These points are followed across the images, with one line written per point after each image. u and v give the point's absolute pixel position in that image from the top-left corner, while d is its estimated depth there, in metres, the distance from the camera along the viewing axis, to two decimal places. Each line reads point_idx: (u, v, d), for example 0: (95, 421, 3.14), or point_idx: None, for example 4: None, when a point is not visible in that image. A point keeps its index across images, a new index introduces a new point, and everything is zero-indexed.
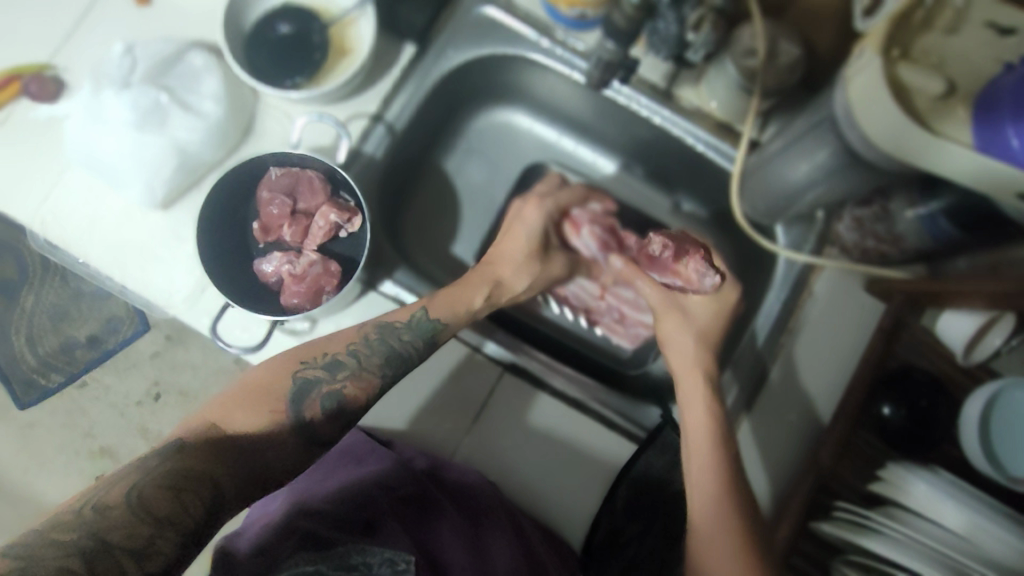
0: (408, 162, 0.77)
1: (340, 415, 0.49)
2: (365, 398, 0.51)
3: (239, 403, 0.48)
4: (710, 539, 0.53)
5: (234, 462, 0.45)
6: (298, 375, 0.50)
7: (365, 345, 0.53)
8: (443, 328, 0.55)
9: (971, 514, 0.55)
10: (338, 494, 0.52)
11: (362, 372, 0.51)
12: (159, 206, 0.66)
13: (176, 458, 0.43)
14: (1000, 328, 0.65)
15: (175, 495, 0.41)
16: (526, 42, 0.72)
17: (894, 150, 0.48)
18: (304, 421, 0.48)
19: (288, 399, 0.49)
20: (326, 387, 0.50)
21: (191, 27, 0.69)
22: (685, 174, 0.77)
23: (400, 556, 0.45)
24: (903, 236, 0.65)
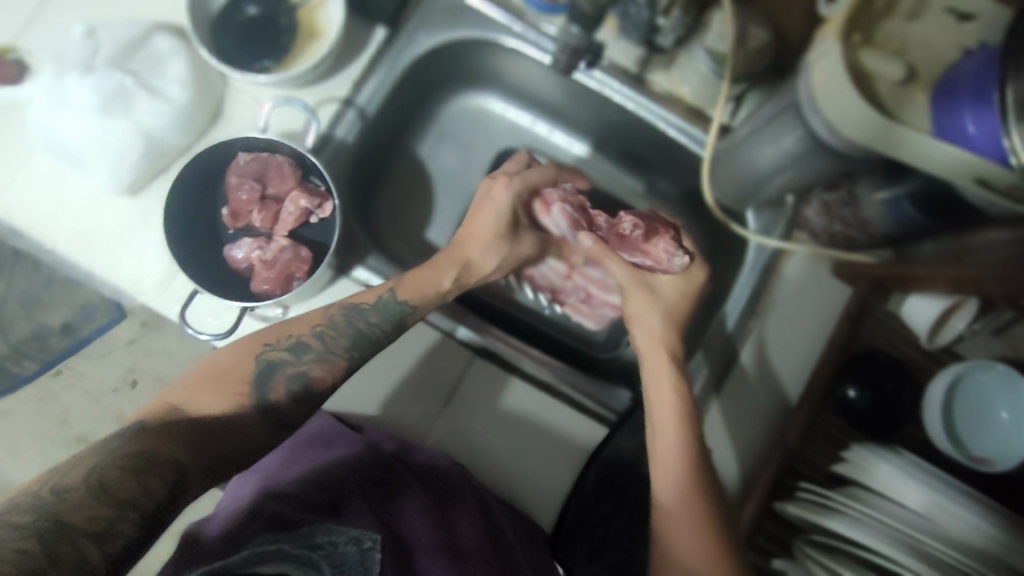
0: (380, 147, 0.77)
1: (306, 397, 0.50)
2: (331, 379, 0.52)
3: (202, 386, 0.48)
4: (672, 514, 0.54)
5: (198, 445, 0.44)
6: (262, 356, 0.50)
7: (332, 328, 0.53)
8: (410, 310, 0.55)
9: (932, 493, 0.56)
10: (307, 475, 0.52)
11: (329, 355, 0.52)
12: (126, 192, 0.65)
13: (138, 440, 0.42)
14: (963, 313, 0.66)
15: (137, 478, 0.41)
16: (497, 26, 0.71)
17: (857, 135, 0.48)
18: (269, 403, 0.49)
19: (253, 378, 0.49)
20: (291, 369, 0.50)
21: (156, 9, 0.68)
22: (657, 159, 0.78)
23: (366, 535, 0.46)
24: (869, 219, 0.67)
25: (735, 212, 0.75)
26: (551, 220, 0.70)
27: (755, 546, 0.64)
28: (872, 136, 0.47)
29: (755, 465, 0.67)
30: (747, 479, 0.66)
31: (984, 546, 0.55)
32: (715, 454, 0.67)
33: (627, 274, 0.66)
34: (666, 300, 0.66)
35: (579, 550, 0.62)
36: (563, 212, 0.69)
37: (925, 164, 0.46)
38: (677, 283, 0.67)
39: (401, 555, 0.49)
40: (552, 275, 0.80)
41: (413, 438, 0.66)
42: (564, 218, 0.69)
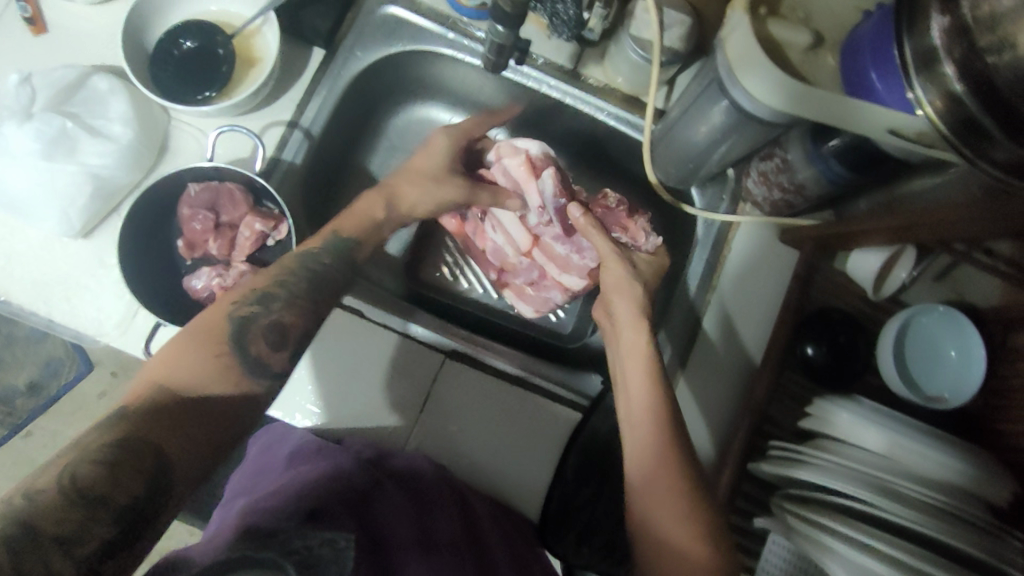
0: (330, 165, 0.78)
1: (283, 344, 0.54)
2: (303, 322, 0.56)
3: (178, 357, 0.50)
4: (663, 496, 0.54)
5: (184, 432, 0.47)
6: (234, 313, 0.53)
7: (294, 277, 0.57)
8: (355, 248, 0.62)
9: (891, 434, 0.59)
10: (285, 487, 0.51)
11: (306, 334, 0.56)
12: (79, 235, 0.65)
13: (124, 428, 0.45)
14: (904, 262, 0.71)
15: (111, 474, 0.43)
16: (431, 37, 0.74)
17: (789, 108, 0.49)
18: (249, 368, 0.52)
19: (230, 343, 0.52)
20: (264, 320, 0.54)
21: (93, 52, 0.68)
22: (602, 149, 0.81)
23: (342, 534, 0.43)
24: (804, 184, 0.67)
25: (681, 191, 0.78)
26: (536, 189, 0.72)
27: (736, 509, 0.66)
28: (802, 100, 0.48)
29: (727, 430, 0.69)
30: (720, 445, 0.69)
31: (947, 479, 0.58)
32: (688, 425, 0.69)
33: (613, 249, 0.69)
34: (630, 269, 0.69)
35: (568, 533, 0.66)
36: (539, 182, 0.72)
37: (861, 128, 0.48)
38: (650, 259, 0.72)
39: (377, 556, 0.49)
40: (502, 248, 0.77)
41: (392, 445, 0.66)
42: (548, 190, 0.72)
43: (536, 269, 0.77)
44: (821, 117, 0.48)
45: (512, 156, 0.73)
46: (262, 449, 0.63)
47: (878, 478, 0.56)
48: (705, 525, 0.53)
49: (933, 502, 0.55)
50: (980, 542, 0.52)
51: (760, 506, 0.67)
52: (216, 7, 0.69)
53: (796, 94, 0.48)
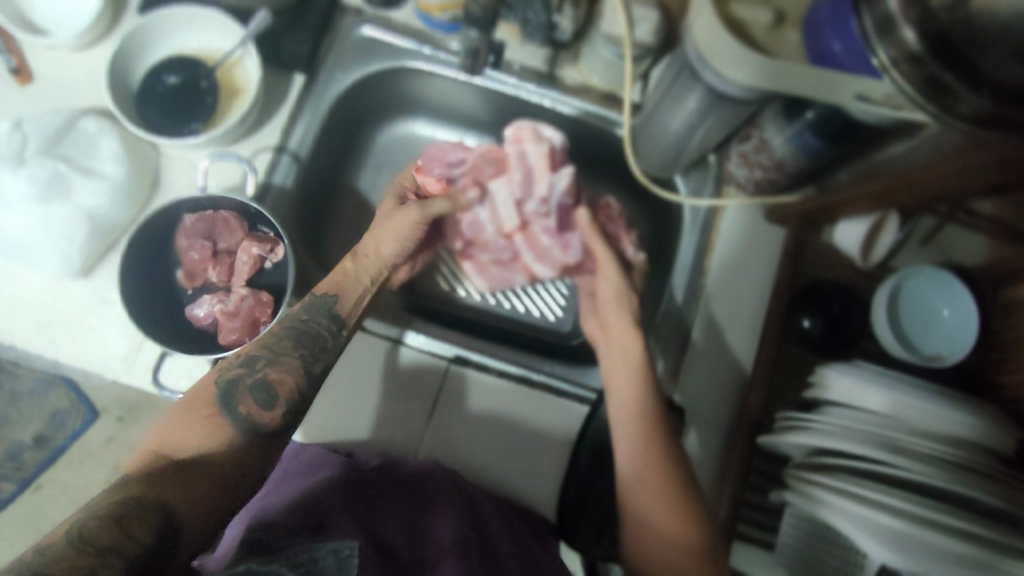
0: (320, 188, 0.79)
1: (274, 402, 0.51)
2: (290, 380, 0.52)
3: (178, 425, 0.48)
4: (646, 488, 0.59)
5: (189, 487, 0.44)
6: (222, 377, 0.51)
7: (277, 337, 0.55)
8: (337, 301, 0.59)
9: (892, 393, 0.59)
10: (289, 505, 0.52)
11: (279, 359, 0.53)
12: (79, 274, 0.66)
13: (123, 493, 0.42)
14: (889, 227, 0.73)
15: (119, 526, 0.40)
16: (408, 53, 0.76)
17: (764, 83, 0.51)
18: (248, 421, 0.49)
19: (219, 402, 0.49)
20: (250, 380, 0.51)
21: (80, 97, 0.70)
22: (584, 148, 0.83)
23: (344, 543, 0.42)
24: (783, 159, 0.68)
25: (665, 181, 0.80)
26: (549, 181, 0.77)
27: (750, 486, 0.68)
28: (769, 75, 0.50)
29: (734, 409, 0.71)
30: (730, 424, 0.70)
31: (952, 432, 0.58)
32: (692, 408, 0.71)
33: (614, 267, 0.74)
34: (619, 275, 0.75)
35: (589, 526, 0.65)
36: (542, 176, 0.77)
37: (822, 95, 0.50)
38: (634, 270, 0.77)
39: (386, 560, 0.49)
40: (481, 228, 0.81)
41: (404, 453, 0.68)
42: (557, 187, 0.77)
43: (507, 251, 0.81)
44: (791, 88, 0.50)
45: (535, 142, 0.75)
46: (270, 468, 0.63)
47: (883, 435, 0.57)
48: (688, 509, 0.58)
49: (939, 454, 0.55)
50: (991, 489, 0.52)
51: (775, 479, 0.68)
52: (196, 43, 0.70)
53: (768, 69, 0.50)
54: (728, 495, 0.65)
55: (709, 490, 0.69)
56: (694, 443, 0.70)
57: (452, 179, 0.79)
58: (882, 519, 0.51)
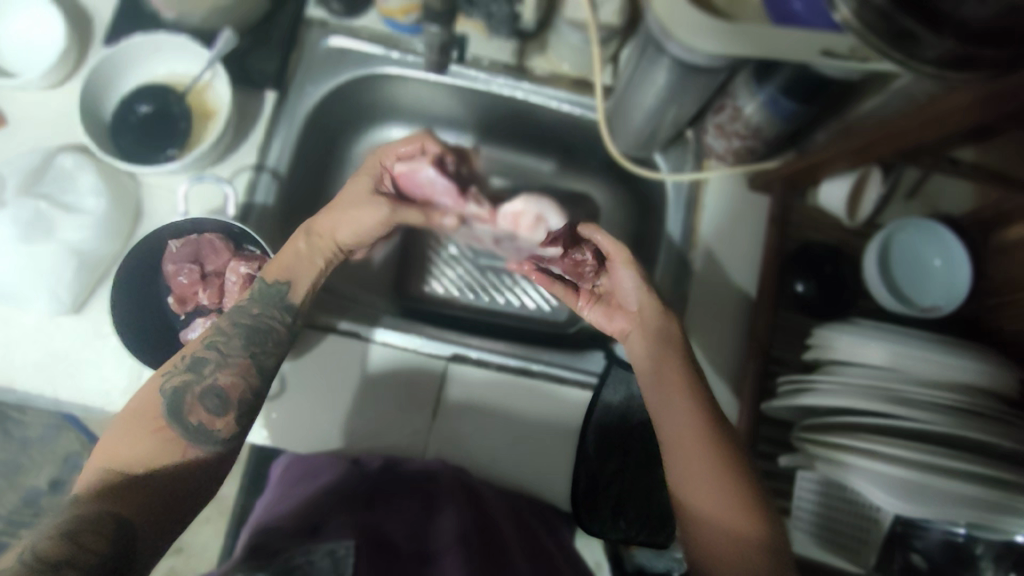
0: (303, 202, 0.80)
1: (226, 407, 0.53)
2: (242, 383, 0.55)
3: (126, 437, 0.51)
4: (693, 463, 0.50)
5: (138, 499, 0.47)
6: (167, 388, 0.53)
7: (224, 336, 0.56)
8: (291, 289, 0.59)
9: (893, 346, 0.59)
10: (293, 512, 0.57)
11: (227, 360, 0.55)
12: (70, 310, 0.66)
13: (76, 509, 0.46)
14: (873, 183, 0.72)
15: (79, 537, 0.44)
16: (377, 60, 0.77)
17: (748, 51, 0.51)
18: (196, 427, 0.52)
19: (166, 413, 0.52)
20: (198, 388, 0.54)
21: (55, 135, 0.70)
22: (561, 136, 0.83)
23: (339, 545, 0.53)
24: (760, 127, 0.68)
25: (645, 160, 0.80)
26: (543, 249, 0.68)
27: (760, 455, 0.67)
28: (743, 43, 0.51)
29: (737, 379, 0.71)
30: (734, 395, 0.70)
31: (956, 379, 0.57)
32: None
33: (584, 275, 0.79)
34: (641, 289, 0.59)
35: (603, 508, 0.65)
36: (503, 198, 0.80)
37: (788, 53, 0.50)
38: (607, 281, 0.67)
39: (383, 551, 0.55)
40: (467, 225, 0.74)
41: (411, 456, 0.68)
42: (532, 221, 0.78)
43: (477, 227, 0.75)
44: (761, 50, 0.50)
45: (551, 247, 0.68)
46: (282, 480, 0.66)
47: (886, 388, 0.56)
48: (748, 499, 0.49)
49: (944, 402, 0.55)
50: (998, 431, 0.52)
51: (783, 445, 0.68)
52: (164, 70, 0.71)
53: (736, 37, 0.50)
54: None
55: None
56: None
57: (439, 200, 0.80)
58: (886, 469, 0.51)
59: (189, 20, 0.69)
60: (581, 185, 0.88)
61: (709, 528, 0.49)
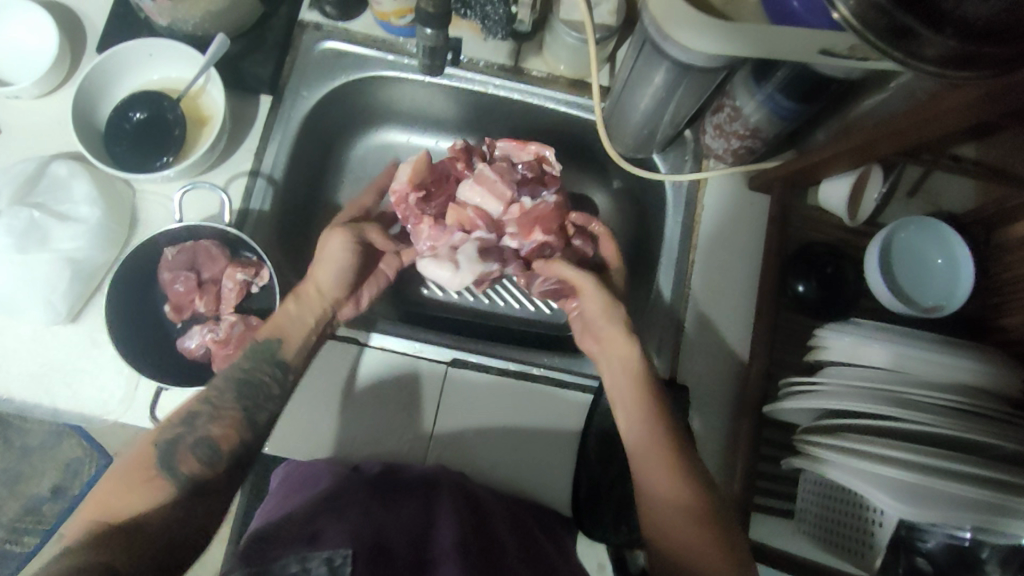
0: (300, 207, 0.79)
1: (217, 458, 0.56)
2: (234, 435, 0.58)
3: (118, 492, 0.52)
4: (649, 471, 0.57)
5: (134, 548, 0.48)
6: (158, 443, 0.55)
7: (217, 391, 0.59)
8: (279, 344, 0.63)
9: (895, 347, 0.58)
10: (291, 520, 0.56)
11: (220, 413, 0.58)
12: (66, 319, 0.66)
13: (66, 558, 0.46)
14: (873, 181, 0.73)
15: None
16: (372, 62, 0.76)
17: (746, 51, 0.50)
18: (188, 477, 0.54)
19: (157, 465, 0.54)
20: (191, 440, 0.56)
21: (48, 143, 0.70)
22: (559, 137, 0.83)
23: (337, 554, 0.51)
24: (759, 126, 0.67)
25: (643, 161, 0.79)
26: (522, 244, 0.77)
27: (763, 457, 0.67)
28: (742, 42, 0.50)
29: (737, 382, 0.71)
30: (735, 397, 0.70)
31: (959, 379, 0.57)
32: (694, 385, 0.70)
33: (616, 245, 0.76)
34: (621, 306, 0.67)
35: (604, 514, 0.66)
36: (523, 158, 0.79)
37: (787, 53, 0.50)
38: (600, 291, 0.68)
39: (382, 559, 0.53)
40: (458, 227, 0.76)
41: (412, 462, 0.68)
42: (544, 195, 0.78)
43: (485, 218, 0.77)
44: (761, 51, 0.50)
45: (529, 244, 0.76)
46: (279, 486, 0.65)
47: (887, 390, 0.56)
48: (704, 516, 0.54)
49: (945, 403, 0.54)
50: (1000, 432, 0.51)
51: (786, 446, 0.67)
52: (158, 75, 0.70)
53: (732, 35, 0.50)
54: (740, 468, 0.65)
55: (719, 466, 0.68)
56: (697, 419, 0.69)
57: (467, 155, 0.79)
58: (887, 472, 0.51)
59: (182, 25, 0.69)
60: (580, 187, 0.88)
61: (673, 542, 0.54)
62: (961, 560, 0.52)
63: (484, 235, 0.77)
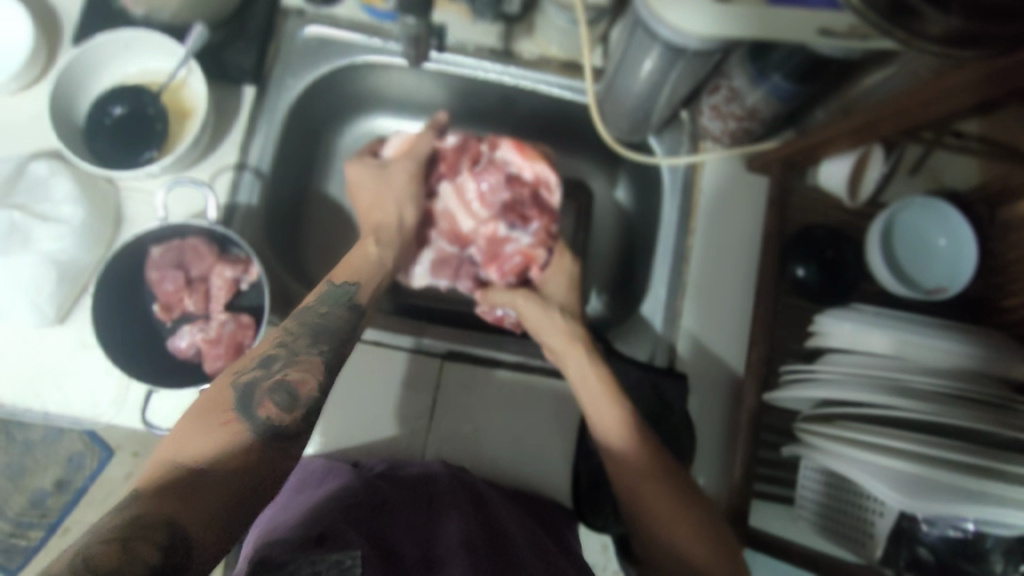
0: (289, 198, 0.78)
1: (296, 403, 0.45)
2: (312, 380, 0.47)
3: (189, 430, 0.42)
4: (628, 473, 0.57)
5: (209, 505, 0.38)
6: (237, 382, 0.45)
7: (291, 334, 0.49)
8: (357, 290, 0.57)
9: (895, 333, 0.57)
10: (300, 518, 0.52)
11: (297, 357, 0.48)
12: (55, 321, 0.65)
13: (121, 516, 0.36)
14: (875, 160, 0.69)
15: (123, 552, 0.34)
16: (358, 49, 0.74)
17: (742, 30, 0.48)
18: (264, 422, 0.43)
19: (236, 406, 0.43)
20: (269, 383, 0.45)
21: (28, 140, 0.68)
22: (551, 121, 0.81)
23: (347, 555, 0.47)
24: (756, 107, 0.66)
25: (639, 144, 0.77)
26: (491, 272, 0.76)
27: (762, 444, 0.68)
28: (736, 22, 0.48)
29: (737, 371, 0.70)
30: (733, 387, 0.69)
31: (961, 365, 0.56)
32: (694, 374, 0.69)
33: (570, 260, 0.75)
34: (561, 318, 0.69)
35: (605, 503, 0.67)
36: (522, 174, 0.75)
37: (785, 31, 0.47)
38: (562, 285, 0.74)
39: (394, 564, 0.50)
40: (449, 214, 0.78)
41: (411, 459, 0.67)
42: (519, 232, 0.74)
43: (476, 224, 0.76)
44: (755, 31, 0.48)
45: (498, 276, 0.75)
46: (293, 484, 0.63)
47: (887, 378, 0.55)
48: (690, 509, 0.56)
49: (944, 390, 0.53)
50: (999, 419, 0.50)
51: (786, 434, 0.68)
52: (135, 68, 0.68)
53: (732, 17, 0.49)
54: (740, 456, 0.64)
55: (720, 455, 0.68)
56: (696, 409, 0.69)
57: (457, 158, 0.76)
58: (887, 462, 0.50)
59: (159, 15, 0.67)
60: (577, 173, 0.86)
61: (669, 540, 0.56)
62: (965, 551, 0.51)
63: (448, 247, 0.79)
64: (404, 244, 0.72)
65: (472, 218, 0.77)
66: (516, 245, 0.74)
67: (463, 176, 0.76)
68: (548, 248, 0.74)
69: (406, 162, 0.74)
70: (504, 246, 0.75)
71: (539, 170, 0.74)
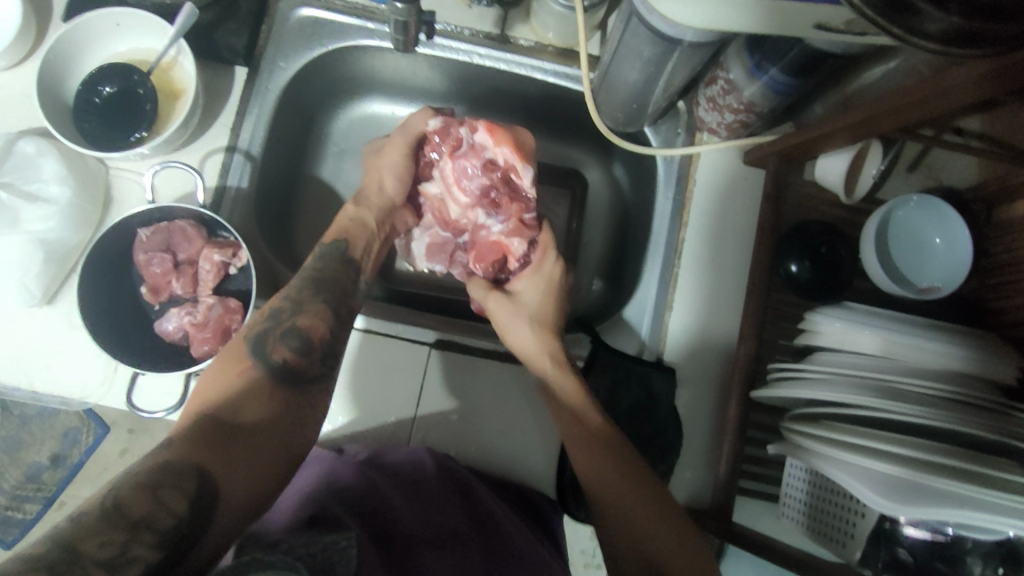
0: (281, 181, 0.77)
1: (309, 347, 0.56)
2: (321, 325, 0.58)
3: (213, 377, 0.53)
4: (603, 470, 0.57)
5: (235, 447, 0.47)
6: (250, 334, 0.55)
7: (296, 290, 0.59)
8: (346, 245, 0.67)
9: (884, 334, 0.57)
10: (298, 509, 0.52)
11: (302, 307, 0.58)
12: (41, 301, 0.65)
13: (162, 455, 0.45)
14: (873, 157, 0.68)
15: (154, 494, 0.42)
16: (352, 31, 0.73)
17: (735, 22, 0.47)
18: (278, 364, 0.54)
19: (251, 355, 0.54)
20: (279, 334, 0.55)
21: (18, 117, 0.67)
22: (546, 108, 0.80)
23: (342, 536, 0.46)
24: (753, 101, 0.65)
25: (635, 134, 0.77)
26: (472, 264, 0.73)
27: (748, 440, 0.67)
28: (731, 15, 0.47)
29: (726, 366, 0.69)
30: (721, 382, 0.69)
31: (951, 367, 0.55)
32: (682, 368, 0.69)
33: (551, 262, 0.70)
34: (530, 325, 0.66)
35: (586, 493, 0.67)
36: (496, 159, 0.69)
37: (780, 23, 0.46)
38: (539, 284, 0.70)
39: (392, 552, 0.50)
40: (434, 199, 0.75)
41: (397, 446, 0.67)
42: (494, 221, 0.71)
43: (456, 211, 0.73)
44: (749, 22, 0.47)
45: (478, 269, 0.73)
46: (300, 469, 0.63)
47: (877, 379, 0.55)
48: (665, 509, 0.56)
49: (934, 392, 0.53)
50: (989, 423, 0.50)
51: (772, 431, 0.67)
52: (125, 47, 0.67)
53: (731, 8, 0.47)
54: (726, 451, 0.64)
55: (705, 449, 0.68)
56: (684, 403, 0.69)
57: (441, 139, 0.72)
58: (871, 464, 0.50)
59: None
60: (572, 162, 0.85)
61: (646, 540, 0.54)
62: (942, 554, 0.51)
63: (442, 233, 0.77)
64: (386, 214, 0.72)
65: (456, 205, 0.73)
66: (490, 235, 0.71)
67: (442, 161, 0.72)
68: (522, 239, 0.70)
69: (398, 139, 0.73)
70: (480, 235, 0.72)
71: (506, 155, 0.67)
